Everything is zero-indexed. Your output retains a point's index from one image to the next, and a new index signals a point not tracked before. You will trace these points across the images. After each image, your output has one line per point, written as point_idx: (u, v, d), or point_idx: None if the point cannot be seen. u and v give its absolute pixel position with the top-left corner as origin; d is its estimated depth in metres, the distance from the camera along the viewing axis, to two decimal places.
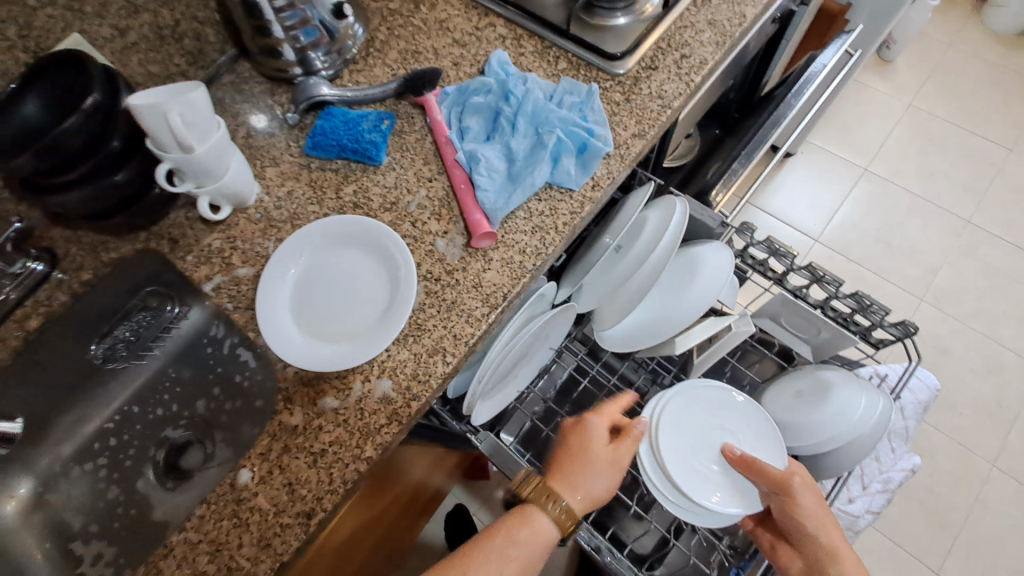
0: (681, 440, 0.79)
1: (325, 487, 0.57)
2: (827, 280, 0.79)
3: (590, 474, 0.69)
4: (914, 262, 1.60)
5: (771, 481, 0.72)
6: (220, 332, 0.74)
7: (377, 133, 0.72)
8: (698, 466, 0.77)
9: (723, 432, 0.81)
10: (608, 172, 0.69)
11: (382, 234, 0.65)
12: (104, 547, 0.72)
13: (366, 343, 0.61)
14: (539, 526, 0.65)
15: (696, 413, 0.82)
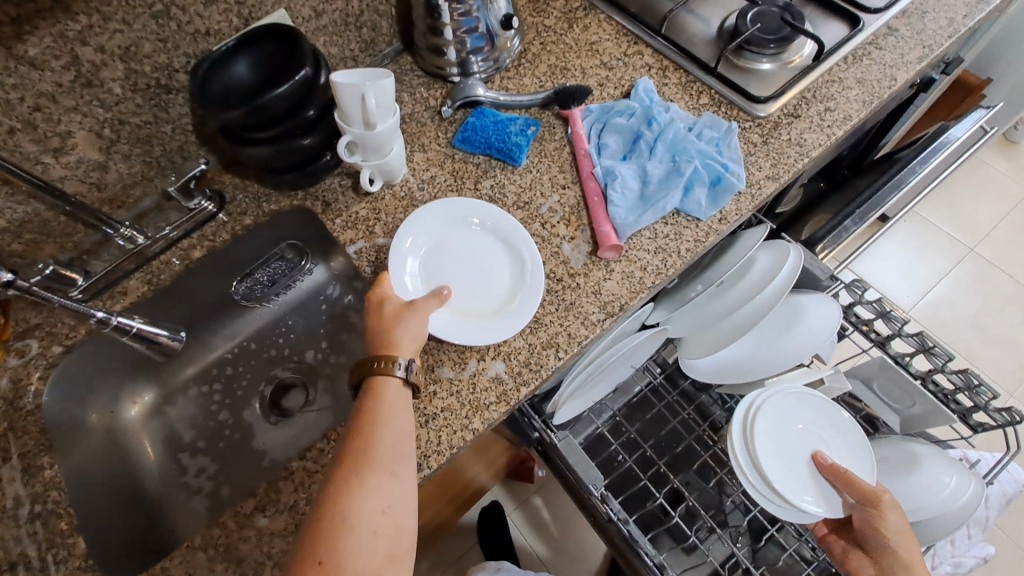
0: (774, 435, 0.80)
1: (432, 448, 0.62)
2: (936, 352, 0.78)
3: (404, 321, 0.61)
4: (1012, 355, 1.51)
5: (857, 491, 0.72)
6: (335, 293, 0.88)
7: (522, 136, 0.78)
8: (787, 463, 0.78)
9: (818, 439, 0.82)
10: (736, 209, 0.72)
11: (507, 223, 0.71)
12: (207, 463, 0.83)
13: (494, 320, 0.66)
14: (389, 387, 0.57)
15: (792, 414, 0.83)
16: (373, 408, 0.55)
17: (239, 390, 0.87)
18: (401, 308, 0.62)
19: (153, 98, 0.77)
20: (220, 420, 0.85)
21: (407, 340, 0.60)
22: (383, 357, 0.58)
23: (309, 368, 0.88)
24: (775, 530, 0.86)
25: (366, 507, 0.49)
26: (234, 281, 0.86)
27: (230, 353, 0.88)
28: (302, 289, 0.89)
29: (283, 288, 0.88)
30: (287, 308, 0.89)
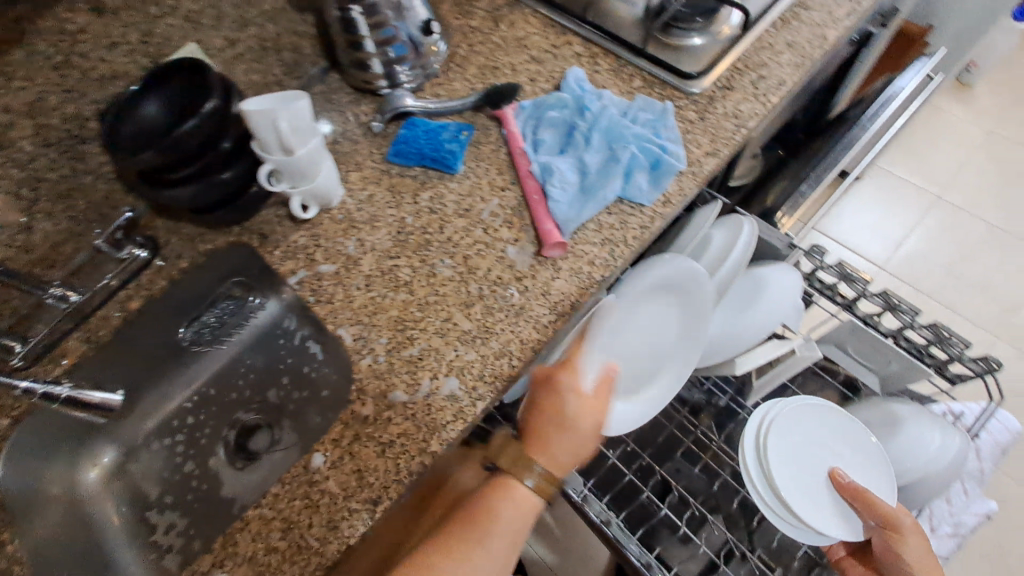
0: (789, 454, 0.76)
1: (392, 477, 0.60)
2: (902, 308, 0.77)
3: (563, 434, 0.64)
4: (990, 299, 1.51)
5: (877, 515, 0.70)
6: (293, 325, 0.81)
7: (455, 143, 0.76)
8: (804, 484, 0.75)
9: (833, 455, 0.78)
10: (679, 189, 0.70)
11: (698, 288, 0.74)
12: (177, 519, 0.76)
13: (653, 398, 0.76)
14: (519, 493, 0.63)
15: (805, 429, 0.79)
16: (487, 503, 0.62)
17: (202, 439, 0.81)
18: (557, 403, 0.65)
19: (68, 150, 0.74)
20: (185, 472, 0.79)
21: (557, 451, 0.64)
22: (528, 461, 0.63)
23: (274, 408, 0.82)
24: None
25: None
26: (181, 327, 0.82)
27: (190, 403, 0.82)
28: (257, 326, 0.83)
29: (234, 327, 0.83)
30: (244, 346, 0.83)
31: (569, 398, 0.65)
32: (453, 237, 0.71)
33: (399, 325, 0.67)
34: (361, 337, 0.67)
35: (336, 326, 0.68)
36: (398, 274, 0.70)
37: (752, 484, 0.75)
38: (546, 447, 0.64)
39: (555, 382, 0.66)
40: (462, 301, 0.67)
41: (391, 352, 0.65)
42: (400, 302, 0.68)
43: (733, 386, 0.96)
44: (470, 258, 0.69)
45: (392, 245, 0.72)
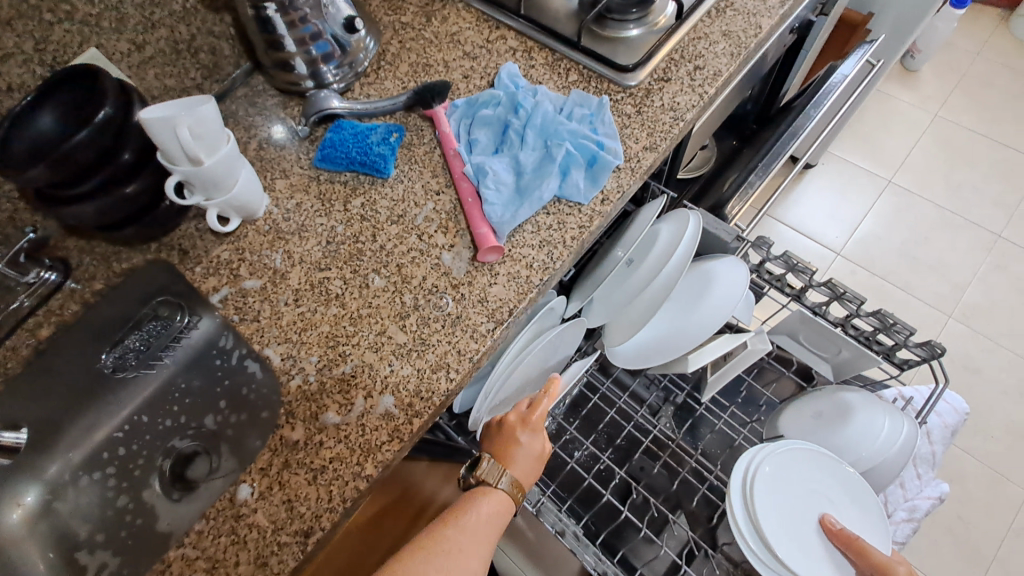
0: (779, 507, 0.72)
1: (324, 505, 0.55)
2: (847, 297, 0.76)
3: (518, 441, 0.72)
4: (942, 278, 1.54)
5: (870, 564, 0.65)
6: (229, 344, 0.72)
7: (385, 145, 0.72)
8: (794, 531, 0.71)
9: (821, 498, 0.74)
10: (618, 186, 0.68)
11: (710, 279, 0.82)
12: (109, 558, 0.69)
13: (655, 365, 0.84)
14: (495, 494, 0.66)
15: (793, 474, 0.75)
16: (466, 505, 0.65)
17: (136, 470, 0.75)
18: (513, 429, 0.72)
19: None
20: (119, 507, 0.73)
21: (519, 456, 0.71)
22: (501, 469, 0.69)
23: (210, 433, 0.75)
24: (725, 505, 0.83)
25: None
26: (103, 352, 0.76)
27: (120, 432, 0.76)
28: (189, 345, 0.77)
29: (164, 349, 0.77)
30: (180, 367, 0.77)
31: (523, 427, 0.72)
32: (386, 245, 0.67)
33: (330, 341, 0.62)
34: (289, 356, 0.62)
35: (263, 346, 0.63)
36: (329, 286, 0.65)
37: (740, 533, 0.71)
38: (508, 454, 0.71)
39: (504, 420, 0.74)
40: (397, 312, 0.63)
41: (321, 370, 0.61)
42: (331, 316, 0.64)
43: (690, 381, 0.94)
44: (404, 266, 0.66)
45: (323, 257, 0.67)
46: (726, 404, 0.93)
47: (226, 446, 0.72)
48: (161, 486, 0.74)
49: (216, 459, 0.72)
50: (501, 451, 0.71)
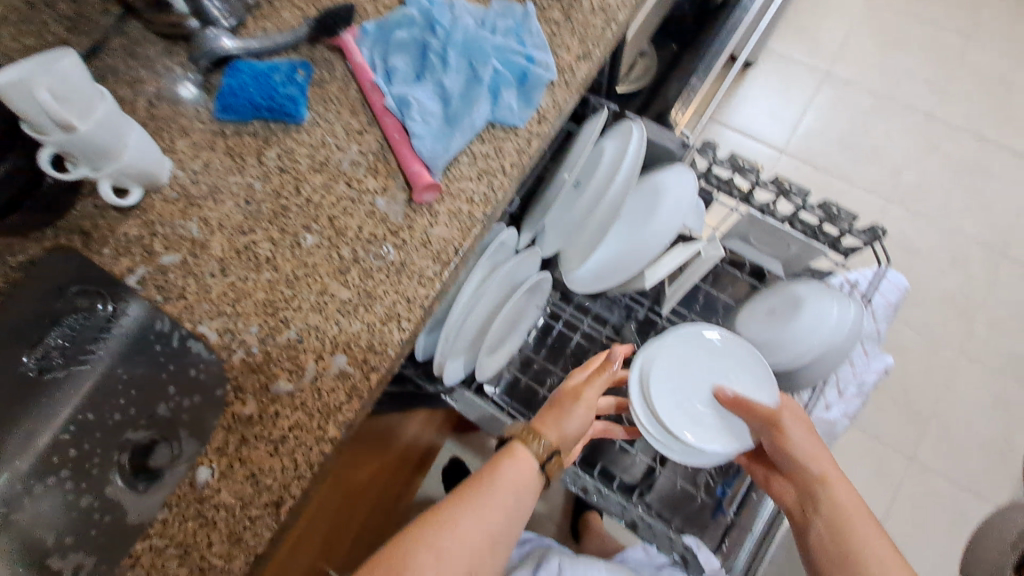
0: (672, 385, 0.75)
1: (291, 474, 0.54)
2: (793, 192, 0.77)
3: (563, 411, 0.68)
4: (880, 164, 1.58)
5: (760, 418, 0.70)
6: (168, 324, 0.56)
7: (293, 85, 0.64)
8: (688, 405, 0.75)
9: (719, 375, 0.78)
10: (553, 102, 0.64)
11: (664, 197, 0.79)
12: None
13: (609, 281, 0.84)
14: (524, 457, 0.64)
15: (689, 358, 0.78)
16: (500, 463, 0.63)
17: None
18: (567, 395, 0.70)
19: None
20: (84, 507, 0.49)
21: (560, 427, 0.67)
22: (533, 431, 0.66)
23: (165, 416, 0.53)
24: None
25: (432, 562, 0.54)
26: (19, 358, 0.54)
27: None
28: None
29: (94, 343, 0.53)
30: None
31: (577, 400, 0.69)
32: (312, 197, 0.61)
33: (268, 308, 0.58)
34: (227, 330, 0.58)
35: (196, 324, 0.58)
36: (257, 250, 0.60)
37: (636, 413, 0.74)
38: (547, 422, 0.67)
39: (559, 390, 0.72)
40: (336, 268, 0.59)
41: (264, 340, 0.57)
42: (265, 283, 0.59)
43: (649, 297, 0.95)
44: (336, 219, 0.60)
45: (244, 219, 0.61)
46: (684, 312, 0.95)
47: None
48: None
49: (175, 443, 0.53)
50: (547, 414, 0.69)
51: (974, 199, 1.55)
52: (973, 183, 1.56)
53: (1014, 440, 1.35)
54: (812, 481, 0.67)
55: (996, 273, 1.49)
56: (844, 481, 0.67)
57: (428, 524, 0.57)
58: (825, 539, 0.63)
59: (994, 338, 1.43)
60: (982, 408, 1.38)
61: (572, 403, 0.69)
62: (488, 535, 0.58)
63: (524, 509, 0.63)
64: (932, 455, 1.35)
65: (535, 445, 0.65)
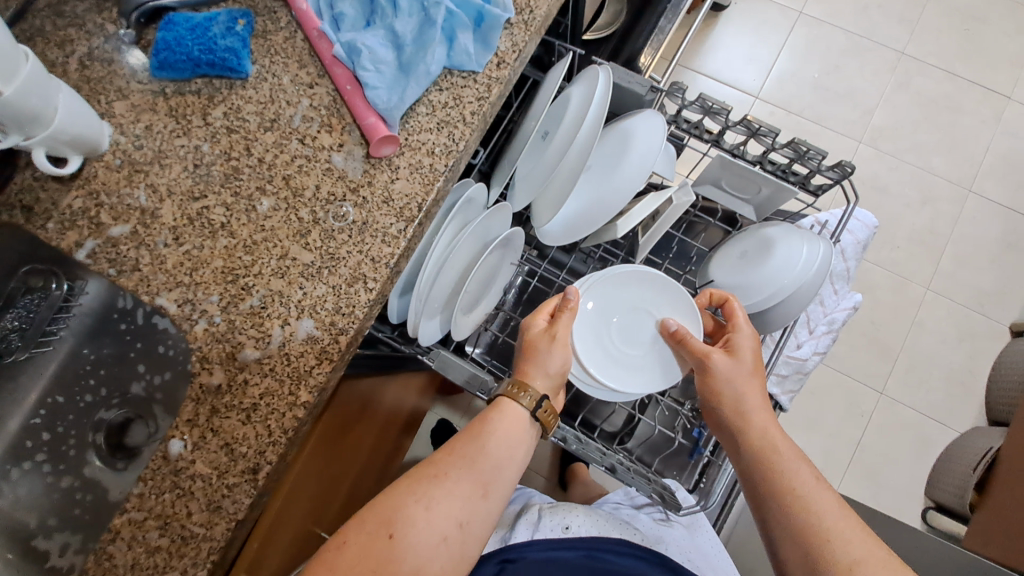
0: (597, 323, 0.77)
1: (266, 441, 0.53)
2: (762, 133, 0.75)
3: (545, 357, 0.68)
4: (853, 105, 1.57)
5: (691, 354, 0.71)
6: (130, 302, 0.61)
7: (232, 37, 0.59)
8: (608, 343, 0.76)
9: (646, 316, 0.78)
10: (512, 45, 0.61)
11: (633, 143, 0.78)
12: (72, 537, 0.63)
13: (577, 232, 0.82)
14: (512, 410, 0.65)
15: (618, 300, 0.78)
16: (490, 417, 0.64)
17: (71, 450, 0.65)
18: (543, 339, 0.69)
19: None
20: (65, 487, 0.64)
21: (542, 372, 0.67)
22: (522, 383, 0.66)
23: (139, 395, 0.64)
24: None
25: (421, 512, 0.55)
26: None
27: (38, 417, 0.65)
28: (85, 315, 0.64)
29: (51, 323, 0.63)
30: (81, 337, 0.65)
31: (557, 349, 0.68)
32: (265, 157, 0.58)
33: (228, 276, 0.56)
34: (186, 301, 0.55)
35: (154, 297, 0.56)
36: (211, 216, 0.57)
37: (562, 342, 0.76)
38: (531, 371, 0.67)
39: (529, 332, 0.71)
40: (295, 230, 0.56)
41: (226, 309, 0.55)
42: (222, 250, 0.56)
43: (624, 248, 0.94)
44: (292, 178, 0.58)
45: (194, 184, 0.58)
46: (659, 261, 0.95)
47: (160, 408, 0.62)
48: (102, 459, 0.65)
49: (152, 421, 0.63)
50: (530, 357, 0.68)
51: (944, 136, 1.56)
52: (942, 120, 1.56)
53: (977, 369, 1.41)
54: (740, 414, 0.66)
55: (963, 210, 1.51)
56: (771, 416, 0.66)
57: (420, 477, 0.58)
58: (754, 471, 0.63)
59: (960, 273, 1.47)
60: (947, 340, 1.43)
61: (552, 347, 0.68)
62: (480, 484, 0.59)
63: (516, 460, 0.63)
64: (901, 387, 1.41)
65: (523, 399, 0.65)
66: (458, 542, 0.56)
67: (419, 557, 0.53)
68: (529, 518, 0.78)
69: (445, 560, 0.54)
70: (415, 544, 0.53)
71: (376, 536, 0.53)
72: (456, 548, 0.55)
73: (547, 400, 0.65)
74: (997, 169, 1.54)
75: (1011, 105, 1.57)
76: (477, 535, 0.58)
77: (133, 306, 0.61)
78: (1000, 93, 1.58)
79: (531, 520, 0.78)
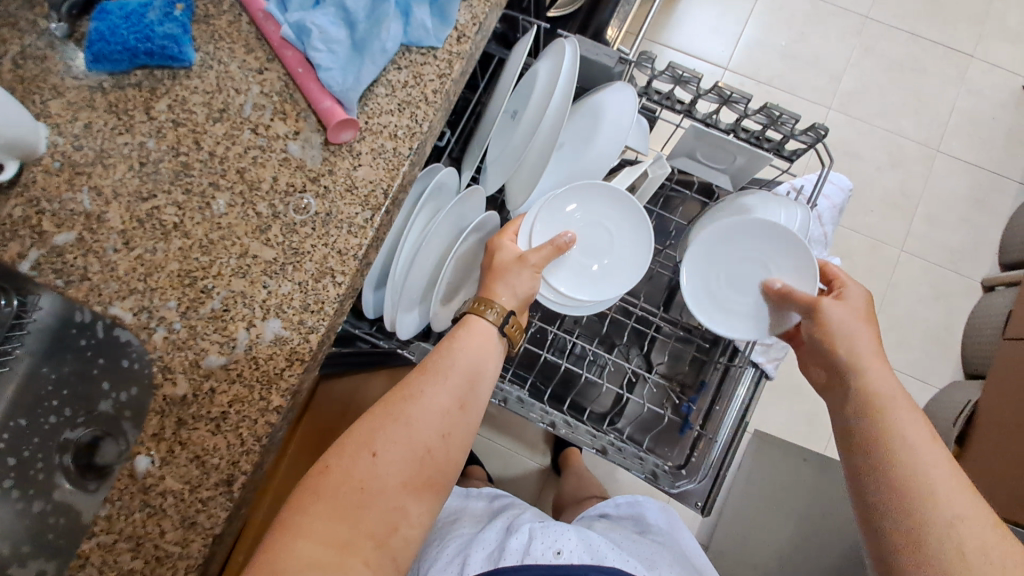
0: (707, 270, 0.76)
1: (238, 450, 0.50)
2: (735, 99, 0.73)
3: (511, 277, 0.66)
4: (821, 72, 1.57)
5: (801, 303, 0.67)
6: (88, 315, 0.57)
7: (170, 22, 0.55)
8: (718, 289, 0.75)
9: (603, 231, 0.76)
10: (472, 17, 0.58)
11: (601, 119, 0.76)
12: (47, 563, 0.59)
13: None
14: (482, 327, 0.63)
15: (578, 210, 0.75)
16: (459, 335, 0.62)
17: (39, 472, 0.62)
18: (513, 261, 0.67)
19: None
20: (38, 511, 0.61)
21: (510, 293, 0.65)
22: (487, 301, 0.64)
23: (105, 411, 0.60)
24: (653, 333, 0.87)
25: (400, 431, 0.53)
26: None
27: None
28: (41, 329, 0.60)
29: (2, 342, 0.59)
30: (42, 353, 0.61)
31: (522, 270, 0.66)
32: (216, 150, 0.55)
33: (185, 279, 0.52)
34: (143, 309, 0.52)
35: (106, 307, 0.52)
36: (162, 216, 0.54)
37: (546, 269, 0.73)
38: (498, 290, 0.65)
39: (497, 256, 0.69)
40: (254, 227, 0.53)
41: (186, 314, 0.52)
42: (177, 252, 0.53)
43: None
44: (246, 171, 0.54)
45: (142, 183, 0.54)
46: None
47: (129, 424, 0.59)
48: (73, 481, 0.63)
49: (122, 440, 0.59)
50: (497, 279, 0.66)
51: (911, 98, 1.57)
52: (907, 83, 1.57)
53: (952, 325, 1.44)
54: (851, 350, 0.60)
55: (932, 170, 1.53)
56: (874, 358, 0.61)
57: (394, 398, 0.56)
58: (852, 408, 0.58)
59: (932, 233, 1.50)
60: (924, 300, 1.46)
61: (520, 268, 0.66)
62: (459, 394, 0.58)
63: (490, 373, 0.62)
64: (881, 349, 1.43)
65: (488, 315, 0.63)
66: (442, 455, 0.55)
67: (402, 472, 0.52)
68: (520, 537, 0.66)
69: (430, 473, 0.54)
70: (397, 457, 0.52)
71: (357, 458, 0.52)
72: (441, 459, 0.55)
73: (514, 316, 0.65)
74: (963, 128, 1.56)
75: (973, 63, 1.58)
76: (459, 447, 0.57)
77: (92, 319, 0.57)
78: (963, 53, 1.58)
79: (521, 538, 0.66)
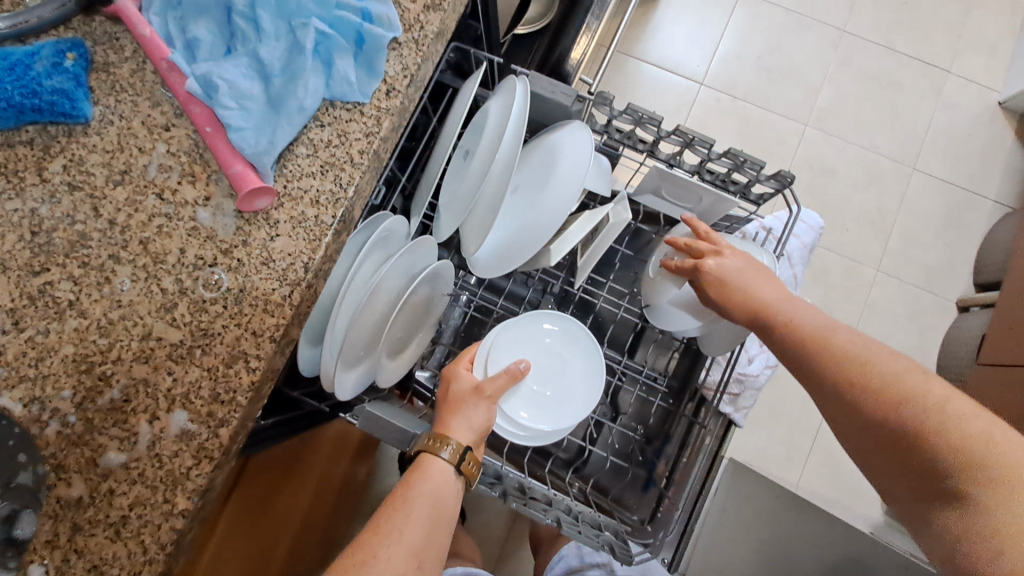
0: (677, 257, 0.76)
1: (140, 559, 0.45)
2: (696, 143, 0.69)
3: (467, 410, 0.61)
4: (797, 86, 1.54)
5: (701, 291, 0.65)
6: None
7: (60, 75, 0.49)
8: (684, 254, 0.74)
9: (559, 360, 0.74)
10: (402, 68, 0.54)
11: (556, 159, 0.72)
12: None
13: (505, 260, 0.75)
14: (436, 470, 0.57)
15: (529, 342, 0.73)
16: (412, 481, 0.56)
17: None
18: (469, 393, 0.63)
19: None
20: None
21: (465, 427, 0.60)
22: (440, 438, 0.59)
23: None
24: (617, 381, 0.84)
25: None
26: None
27: None
28: None
29: None
30: None
31: (479, 403, 0.62)
32: (116, 218, 0.49)
33: (81, 365, 0.46)
34: (34, 398, 0.45)
35: None
36: (56, 293, 0.47)
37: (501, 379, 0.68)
38: (453, 426, 0.60)
39: (453, 386, 0.64)
40: (159, 304, 0.48)
41: (81, 406, 0.46)
42: (72, 333, 0.47)
43: (565, 269, 0.88)
44: (151, 242, 0.49)
45: (33, 254, 0.47)
46: (602, 280, 0.89)
47: None
48: None
49: None
50: (451, 412, 0.61)
51: (886, 114, 1.54)
52: (883, 98, 1.55)
53: (926, 347, 1.43)
54: (744, 297, 0.60)
55: (907, 188, 1.51)
56: (768, 274, 0.62)
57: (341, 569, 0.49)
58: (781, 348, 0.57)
59: (907, 252, 1.48)
60: (898, 321, 1.44)
61: (476, 400, 0.62)
62: (414, 554, 0.52)
63: (449, 520, 0.57)
64: None
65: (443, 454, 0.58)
66: None
67: None
68: None
69: None
70: None
71: None
72: None
73: (470, 450, 0.59)
74: (940, 144, 1.54)
75: (950, 78, 1.56)
76: None
77: None
78: (939, 67, 1.56)
79: None
